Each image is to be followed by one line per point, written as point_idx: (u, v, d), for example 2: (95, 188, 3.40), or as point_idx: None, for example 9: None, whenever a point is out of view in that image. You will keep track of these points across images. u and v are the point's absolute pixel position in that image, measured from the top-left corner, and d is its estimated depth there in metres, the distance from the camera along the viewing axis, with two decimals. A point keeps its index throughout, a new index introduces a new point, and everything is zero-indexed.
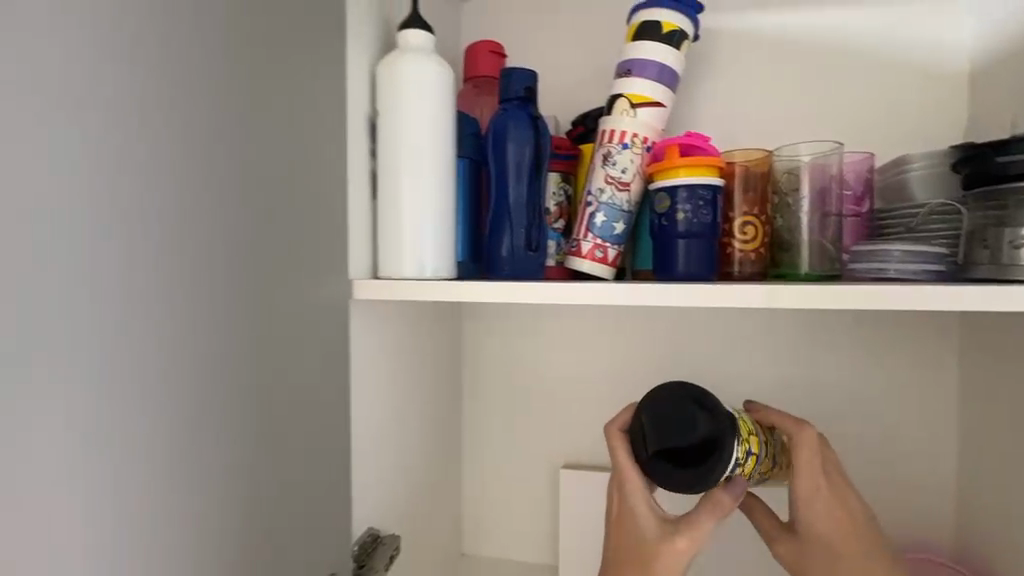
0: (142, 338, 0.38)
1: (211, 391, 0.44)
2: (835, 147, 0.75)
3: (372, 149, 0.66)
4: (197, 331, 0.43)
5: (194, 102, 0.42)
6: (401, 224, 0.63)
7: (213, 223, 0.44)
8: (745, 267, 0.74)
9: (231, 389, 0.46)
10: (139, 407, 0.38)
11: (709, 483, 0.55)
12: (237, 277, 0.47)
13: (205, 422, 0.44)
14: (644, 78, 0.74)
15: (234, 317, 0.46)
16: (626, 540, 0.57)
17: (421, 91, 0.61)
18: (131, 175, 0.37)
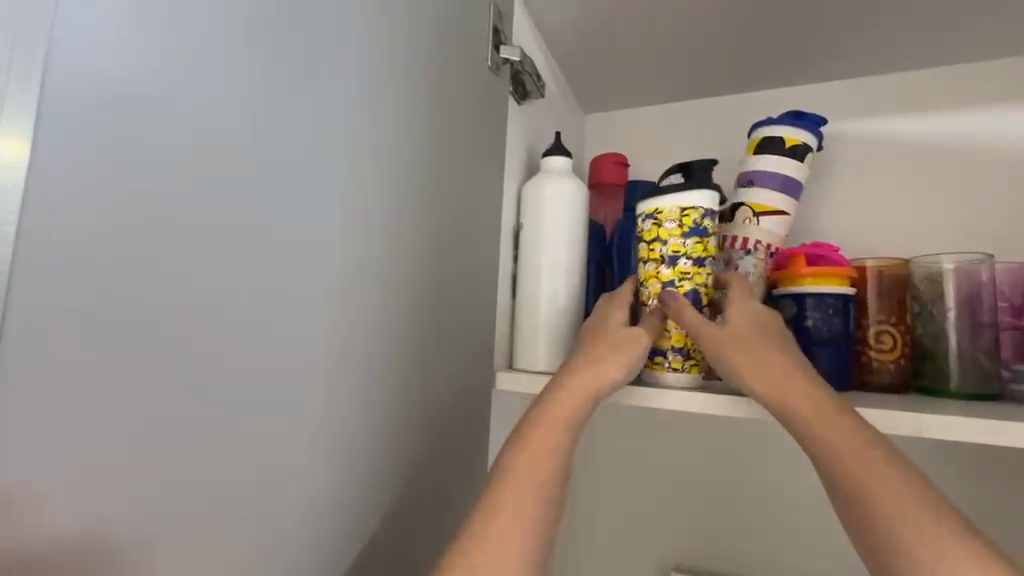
0: (337, 419, 0.49)
1: (376, 463, 0.54)
2: (982, 255, 0.72)
3: (512, 253, 0.76)
4: (371, 413, 0.53)
5: (387, 235, 0.55)
6: (535, 321, 0.70)
7: (390, 326, 0.56)
8: (884, 377, 0.70)
9: (388, 461, 0.56)
10: (330, 474, 0.49)
11: (678, 195, 0.64)
12: (401, 368, 0.57)
13: (369, 490, 0.53)
14: (767, 188, 0.77)
15: (395, 401, 0.57)
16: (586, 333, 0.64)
17: (558, 207, 0.70)
18: (345, 294, 0.50)
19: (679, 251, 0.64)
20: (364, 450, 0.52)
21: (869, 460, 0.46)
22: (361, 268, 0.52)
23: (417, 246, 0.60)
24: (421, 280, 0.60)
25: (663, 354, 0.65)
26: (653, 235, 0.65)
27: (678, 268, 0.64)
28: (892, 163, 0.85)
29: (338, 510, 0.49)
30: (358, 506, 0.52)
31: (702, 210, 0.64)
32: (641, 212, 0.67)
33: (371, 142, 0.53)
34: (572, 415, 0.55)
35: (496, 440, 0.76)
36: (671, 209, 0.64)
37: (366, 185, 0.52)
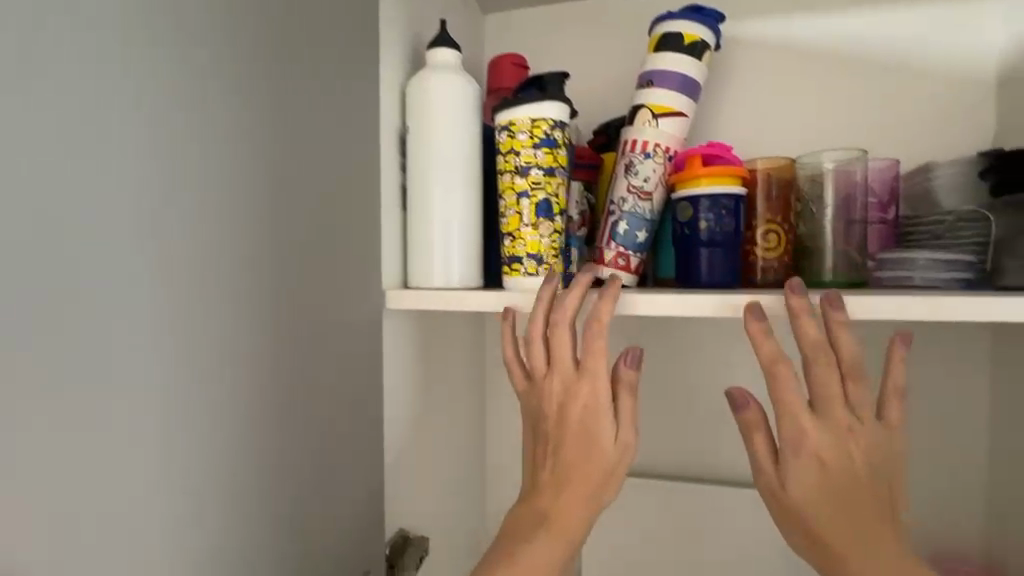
0: (162, 343, 0.45)
1: (226, 389, 0.51)
2: (859, 154, 0.75)
3: (402, 162, 0.69)
4: (211, 337, 0.49)
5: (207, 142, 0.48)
6: (429, 234, 0.65)
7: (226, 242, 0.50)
8: (770, 275, 0.74)
9: (245, 388, 0.52)
10: (161, 403, 0.45)
11: (528, 105, 0.62)
12: (252, 290, 0.53)
13: (220, 418, 0.50)
14: (666, 89, 0.75)
15: (245, 323, 0.52)
16: (553, 403, 0.60)
17: (445, 106, 0.63)
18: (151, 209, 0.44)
19: (532, 161, 0.63)
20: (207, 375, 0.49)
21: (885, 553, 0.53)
22: (174, 178, 0.46)
23: (257, 154, 0.53)
24: (269, 194, 0.54)
25: (519, 262, 0.64)
26: (507, 147, 0.63)
27: (530, 178, 0.63)
28: (789, 60, 0.84)
29: (179, 439, 0.47)
30: (208, 433, 0.49)
31: (552, 120, 0.62)
32: (498, 123, 0.64)
33: (163, 23, 0.45)
34: (576, 514, 0.56)
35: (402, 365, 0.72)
36: (524, 119, 0.62)
37: (165, 80, 0.45)
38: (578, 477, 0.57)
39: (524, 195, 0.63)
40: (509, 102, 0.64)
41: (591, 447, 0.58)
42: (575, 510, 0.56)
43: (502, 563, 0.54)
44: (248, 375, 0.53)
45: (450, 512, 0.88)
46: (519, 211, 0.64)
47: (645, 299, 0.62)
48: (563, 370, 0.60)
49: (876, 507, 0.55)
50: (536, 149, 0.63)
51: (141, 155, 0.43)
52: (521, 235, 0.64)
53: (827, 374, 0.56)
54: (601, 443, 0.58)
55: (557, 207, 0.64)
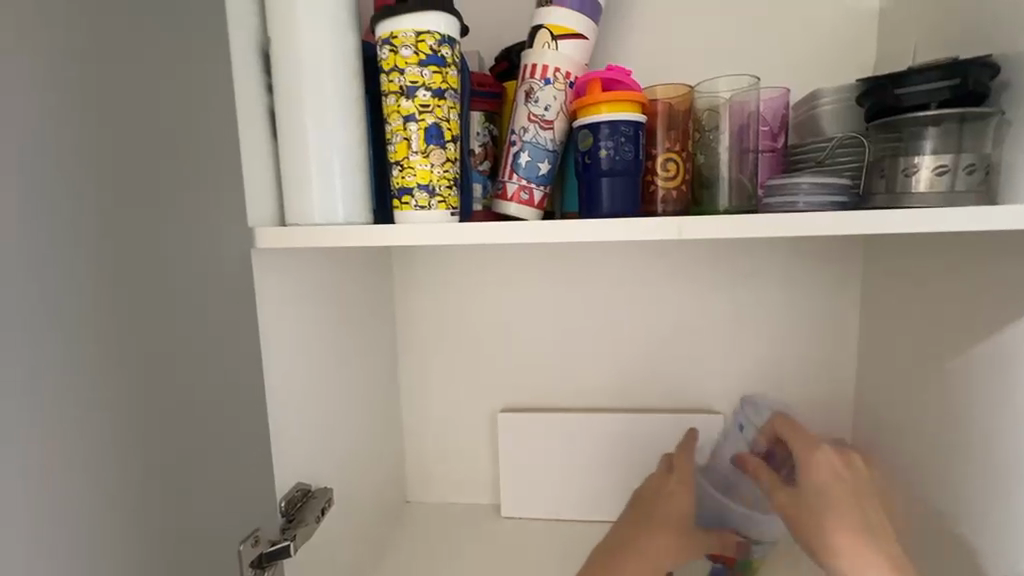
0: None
1: (74, 352, 0.40)
2: (753, 83, 0.76)
3: (269, 83, 0.60)
4: (38, 286, 0.37)
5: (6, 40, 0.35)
6: (307, 165, 0.58)
7: (44, 163, 0.37)
8: (669, 205, 0.74)
9: (102, 352, 0.42)
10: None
11: (412, 15, 0.56)
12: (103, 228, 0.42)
13: (67, 385, 0.39)
14: (567, 8, 0.71)
15: (95, 268, 0.41)
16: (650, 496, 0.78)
17: (314, 13, 0.55)
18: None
19: (418, 81, 0.57)
20: (40, 335, 0.37)
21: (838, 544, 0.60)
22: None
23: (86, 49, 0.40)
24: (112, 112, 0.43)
25: (410, 193, 0.59)
26: (389, 64, 0.57)
27: (416, 100, 0.57)
28: None
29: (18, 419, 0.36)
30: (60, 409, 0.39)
31: (439, 34, 0.56)
32: (378, 37, 0.58)
33: None
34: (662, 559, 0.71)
35: (291, 315, 0.66)
36: (406, 32, 0.56)
37: None
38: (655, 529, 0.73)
39: (412, 118, 0.57)
40: (390, 12, 0.56)
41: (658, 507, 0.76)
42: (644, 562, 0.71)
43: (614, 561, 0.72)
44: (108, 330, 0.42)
45: (364, 465, 0.85)
46: (407, 137, 0.58)
47: (548, 229, 0.59)
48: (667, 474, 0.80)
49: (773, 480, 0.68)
50: (421, 67, 0.57)
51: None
52: (410, 164, 0.58)
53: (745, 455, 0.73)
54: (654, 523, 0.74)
55: (450, 133, 0.59)
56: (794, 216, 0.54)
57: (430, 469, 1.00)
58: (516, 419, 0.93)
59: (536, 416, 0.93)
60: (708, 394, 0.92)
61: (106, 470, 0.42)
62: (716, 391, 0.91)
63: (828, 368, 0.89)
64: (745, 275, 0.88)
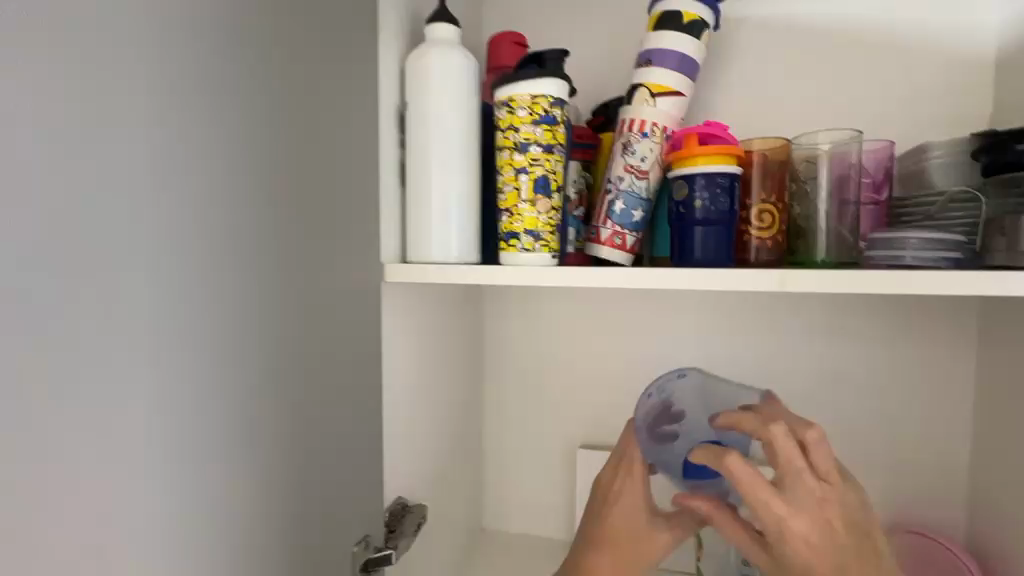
0: (170, 312, 0.43)
1: (235, 370, 0.49)
2: (855, 135, 0.75)
3: (401, 139, 0.69)
4: (218, 310, 0.47)
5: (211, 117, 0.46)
6: (429, 210, 0.65)
7: (231, 215, 0.48)
8: (762, 254, 0.75)
9: (252, 360, 0.51)
10: (177, 375, 0.44)
11: (528, 81, 0.63)
12: (264, 259, 0.52)
13: (228, 398, 0.49)
14: (666, 68, 0.75)
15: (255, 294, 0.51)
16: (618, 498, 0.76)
17: (445, 81, 0.64)
18: (167, 170, 0.42)
19: (531, 138, 0.63)
20: (214, 352, 0.47)
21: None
22: (185, 138, 0.43)
23: (258, 118, 0.51)
24: (280, 167, 0.53)
25: (516, 237, 0.65)
26: (506, 123, 0.64)
27: (528, 155, 0.63)
28: (790, 41, 0.83)
29: (193, 406, 0.45)
30: (230, 402, 0.49)
31: (552, 97, 0.63)
32: (497, 100, 0.65)
33: None
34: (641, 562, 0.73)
35: (401, 341, 0.73)
36: (523, 95, 0.63)
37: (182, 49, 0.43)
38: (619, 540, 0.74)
39: (523, 171, 0.64)
40: (508, 79, 0.64)
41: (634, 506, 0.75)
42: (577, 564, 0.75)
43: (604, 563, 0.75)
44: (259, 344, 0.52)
45: (448, 486, 0.90)
46: (517, 187, 0.64)
47: (647, 275, 0.62)
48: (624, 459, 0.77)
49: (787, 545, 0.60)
50: (534, 125, 0.63)
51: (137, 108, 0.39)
52: (519, 211, 0.64)
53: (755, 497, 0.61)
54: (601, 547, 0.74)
55: (555, 184, 0.64)
56: (909, 275, 0.54)
57: (508, 497, 1.03)
58: (594, 456, 0.94)
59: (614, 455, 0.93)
60: None
61: (240, 462, 0.50)
62: None
63: (933, 433, 0.83)
64: (842, 328, 0.85)
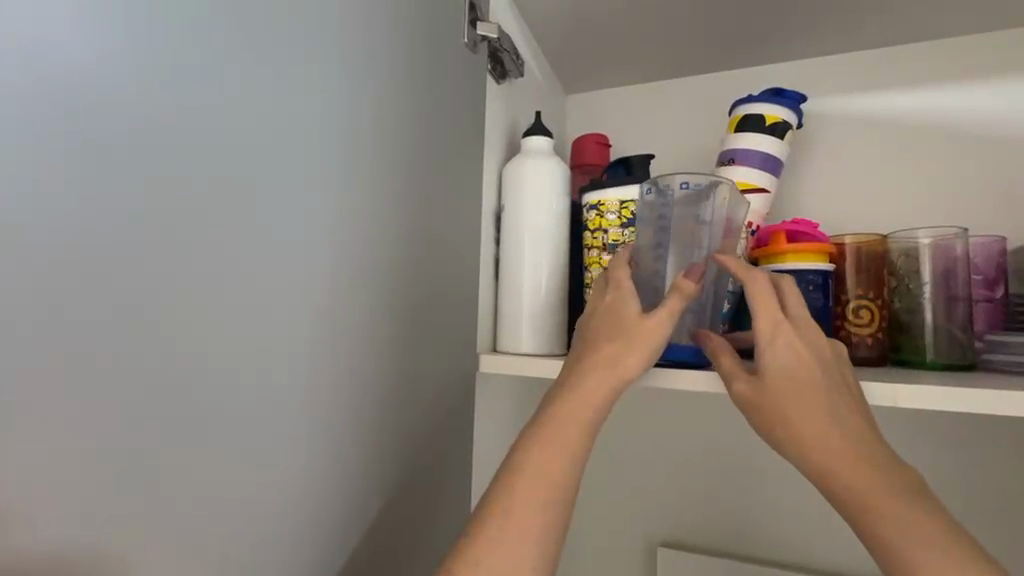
0: (309, 398, 0.47)
1: (351, 451, 0.52)
2: (958, 230, 0.72)
3: (496, 236, 0.75)
4: (343, 395, 0.51)
5: (355, 221, 0.52)
6: (520, 301, 0.69)
7: (358, 307, 0.53)
8: (862, 350, 0.72)
9: (365, 441, 0.53)
10: (309, 456, 0.47)
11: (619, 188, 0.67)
12: (383, 347, 0.56)
13: (344, 477, 0.51)
14: (749, 166, 0.77)
15: (372, 380, 0.54)
16: (609, 322, 0.55)
17: (539, 185, 0.70)
18: (320, 269, 0.49)
19: (619, 239, 0.66)
20: (331, 435, 0.50)
21: (830, 393, 0.50)
22: (335, 238, 0.50)
23: (391, 216, 0.57)
24: (398, 257, 0.58)
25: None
26: (595, 225, 0.68)
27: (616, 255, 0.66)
28: (877, 135, 0.83)
29: (321, 486, 0.48)
30: (347, 481, 0.51)
31: None
32: (586, 203, 0.69)
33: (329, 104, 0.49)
34: (573, 429, 0.48)
35: (483, 425, 0.74)
36: (612, 200, 0.67)
37: (336, 163, 0.50)
38: (571, 404, 0.49)
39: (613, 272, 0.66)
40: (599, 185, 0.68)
41: (616, 323, 0.54)
42: (560, 462, 0.47)
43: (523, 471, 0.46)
44: (377, 428, 0.55)
45: None
46: None
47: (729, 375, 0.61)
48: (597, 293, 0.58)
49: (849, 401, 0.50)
50: (623, 228, 0.67)
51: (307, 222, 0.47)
52: None
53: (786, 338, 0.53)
54: (626, 322, 0.54)
55: None
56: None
57: None
58: (680, 559, 0.86)
59: (703, 559, 0.85)
60: None
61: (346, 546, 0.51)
62: None
63: None
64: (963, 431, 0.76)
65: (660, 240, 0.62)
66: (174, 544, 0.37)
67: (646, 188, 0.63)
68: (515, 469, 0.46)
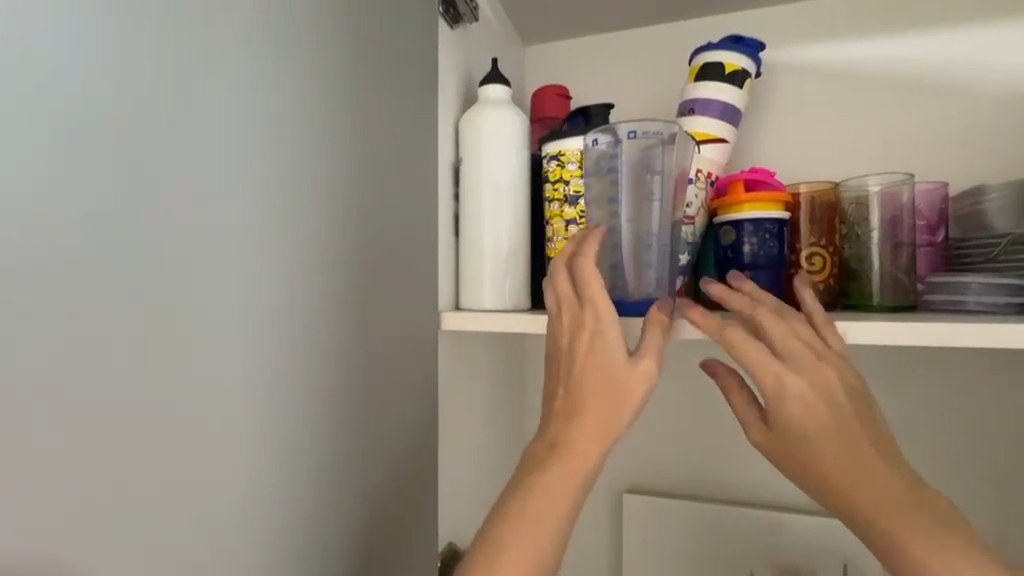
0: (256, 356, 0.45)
1: (299, 411, 0.50)
2: (906, 177, 0.74)
3: (456, 191, 0.73)
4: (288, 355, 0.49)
5: (289, 172, 0.50)
6: (482, 258, 0.68)
7: (298, 264, 0.50)
8: (814, 297, 0.74)
9: (314, 402, 0.52)
10: (251, 414, 0.46)
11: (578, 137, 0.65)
12: (334, 306, 0.54)
13: (291, 437, 0.50)
14: (708, 116, 0.77)
15: (319, 339, 0.52)
16: (592, 366, 0.51)
17: (498, 137, 0.67)
18: (251, 223, 0.46)
19: (580, 190, 0.65)
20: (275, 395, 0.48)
21: (842, 430, 0.51)
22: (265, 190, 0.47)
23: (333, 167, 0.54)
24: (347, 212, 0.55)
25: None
26: (556, 176, 0.66)
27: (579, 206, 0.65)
28: (831, 85, 0.84)
29: (264, 447, 0.47)
30: (297, 442, 0.50)
31: None
32: (547, 153, 0.67)
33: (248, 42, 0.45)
34: (568, 483, 0.47)
35: (449, 386, 0.74)
36: (574, 150, 0.65)
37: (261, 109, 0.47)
38: (568, 459, 0.48)
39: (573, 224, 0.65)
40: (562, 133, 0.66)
41: (607, 376, 0.51)
42: (551, 512, 0.46)
43: (516, 504, 0.47)
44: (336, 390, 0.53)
45: None
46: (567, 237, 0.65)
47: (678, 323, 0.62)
48: (568, 310, 0.55)
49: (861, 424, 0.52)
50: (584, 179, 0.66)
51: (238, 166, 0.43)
52: None
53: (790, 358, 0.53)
54: (621, 370, 0.51)
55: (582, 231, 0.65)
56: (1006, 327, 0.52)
57: None
58: (644, 504, 0.89)
59: (665, 502, 0.89)
60: None
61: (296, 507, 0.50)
62: None
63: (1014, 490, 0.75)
64: (903, 370, 0.80)
65: (614, 195, 0.62)
66: (100, 506, 0.35)
67: (590, 139, 0.63)
68: (501, 520, 0.46)
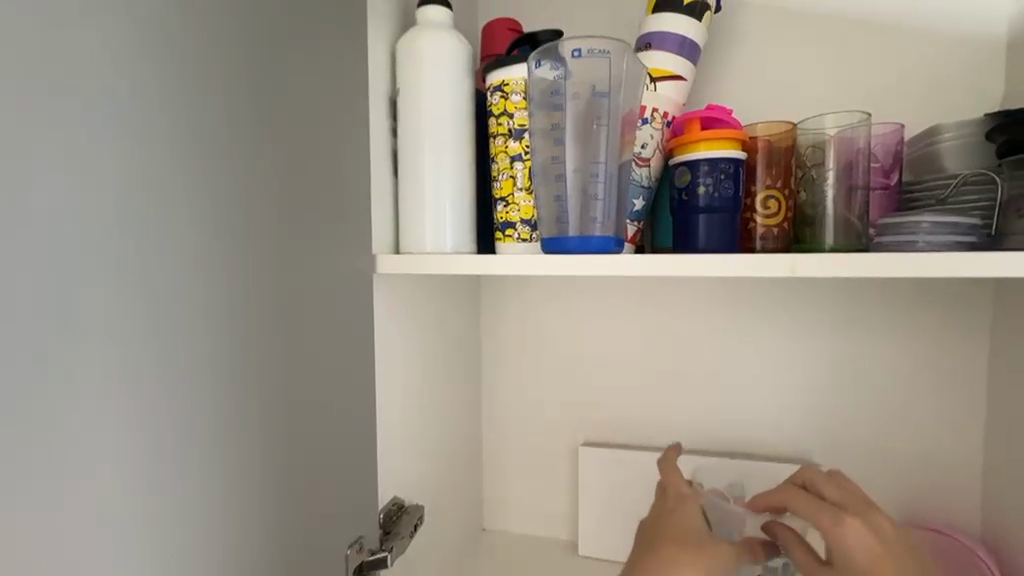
0: (161, 290, 0.40)
1: (221, 360, 0.45)
2: (863, 118, 0.72)
3: (394, 127, 0.67)
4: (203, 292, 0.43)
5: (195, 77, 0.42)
6: (422, 198, 0.63)
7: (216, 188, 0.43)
8: (768, 242, 0.72)
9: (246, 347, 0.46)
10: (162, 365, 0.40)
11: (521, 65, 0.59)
12: None
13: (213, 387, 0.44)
14: (665, 51, 0.73)
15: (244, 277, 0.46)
16: (671, 541, 0.63)
17: (437, 63, 0.61)
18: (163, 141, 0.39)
19: (525, 124, 0.60)
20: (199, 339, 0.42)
21: (868, 529, 0.63)
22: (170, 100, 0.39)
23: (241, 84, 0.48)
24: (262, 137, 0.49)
25: (513, 227, 0.61)
26: (500, 109, 0.61)
27: (523, 142, 0.60)
28: (794, 23, 0.81)
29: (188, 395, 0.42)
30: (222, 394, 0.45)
31: (548, 79, 0.59)
32: (490, 84, 0.61)
33: None
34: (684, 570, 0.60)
35: (395, 336, 0.70)
36: (518, 80, 0.60)
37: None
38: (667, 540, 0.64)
39: (517, 161, 0.60)
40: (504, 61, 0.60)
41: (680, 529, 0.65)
42: None
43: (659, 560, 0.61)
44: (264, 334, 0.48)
45: (447, 486, 0.85)
46: (513, 175, 0.61)
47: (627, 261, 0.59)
48: (669, 489, 0.71)
49: (882, 523, 0.64)
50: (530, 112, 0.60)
51: (131, 65, 0.37)
52: (515, 200, 0.61)
53: (850, 530, 0.63)
54: (696, 535, 0.65)
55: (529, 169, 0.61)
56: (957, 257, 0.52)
57: (506, 496, 0.98)
58: (599, 456, 0.89)
59: (619, 452, 0.89)
60: (806, 445, 0.83)
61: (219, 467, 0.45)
62: (816, 441, 0.83)
63: (960, 428, 0.77)
64: (852, 317, 0.80)
65: (559, 122, 0.59)
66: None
67: (533, 63, 0.58)
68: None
